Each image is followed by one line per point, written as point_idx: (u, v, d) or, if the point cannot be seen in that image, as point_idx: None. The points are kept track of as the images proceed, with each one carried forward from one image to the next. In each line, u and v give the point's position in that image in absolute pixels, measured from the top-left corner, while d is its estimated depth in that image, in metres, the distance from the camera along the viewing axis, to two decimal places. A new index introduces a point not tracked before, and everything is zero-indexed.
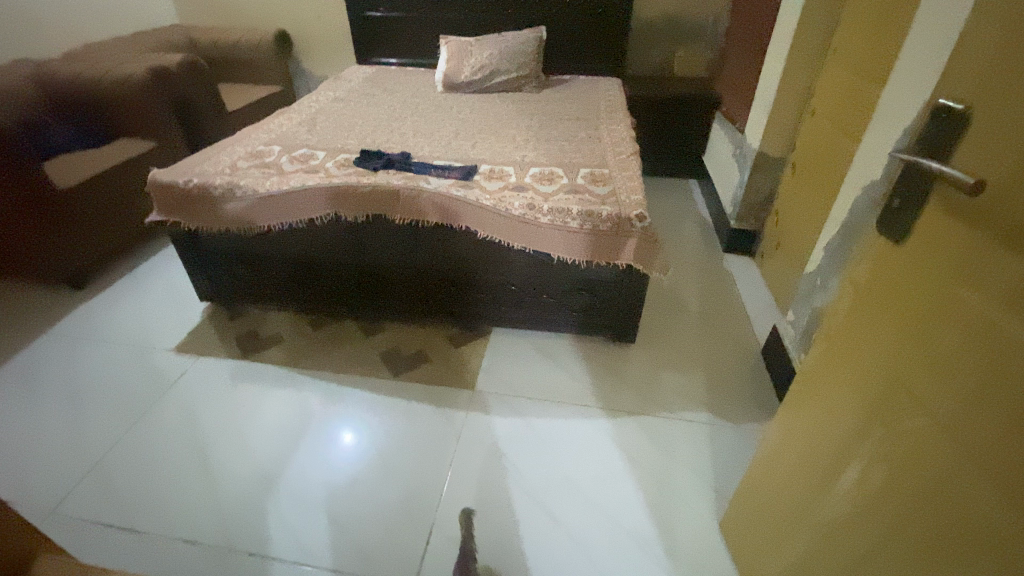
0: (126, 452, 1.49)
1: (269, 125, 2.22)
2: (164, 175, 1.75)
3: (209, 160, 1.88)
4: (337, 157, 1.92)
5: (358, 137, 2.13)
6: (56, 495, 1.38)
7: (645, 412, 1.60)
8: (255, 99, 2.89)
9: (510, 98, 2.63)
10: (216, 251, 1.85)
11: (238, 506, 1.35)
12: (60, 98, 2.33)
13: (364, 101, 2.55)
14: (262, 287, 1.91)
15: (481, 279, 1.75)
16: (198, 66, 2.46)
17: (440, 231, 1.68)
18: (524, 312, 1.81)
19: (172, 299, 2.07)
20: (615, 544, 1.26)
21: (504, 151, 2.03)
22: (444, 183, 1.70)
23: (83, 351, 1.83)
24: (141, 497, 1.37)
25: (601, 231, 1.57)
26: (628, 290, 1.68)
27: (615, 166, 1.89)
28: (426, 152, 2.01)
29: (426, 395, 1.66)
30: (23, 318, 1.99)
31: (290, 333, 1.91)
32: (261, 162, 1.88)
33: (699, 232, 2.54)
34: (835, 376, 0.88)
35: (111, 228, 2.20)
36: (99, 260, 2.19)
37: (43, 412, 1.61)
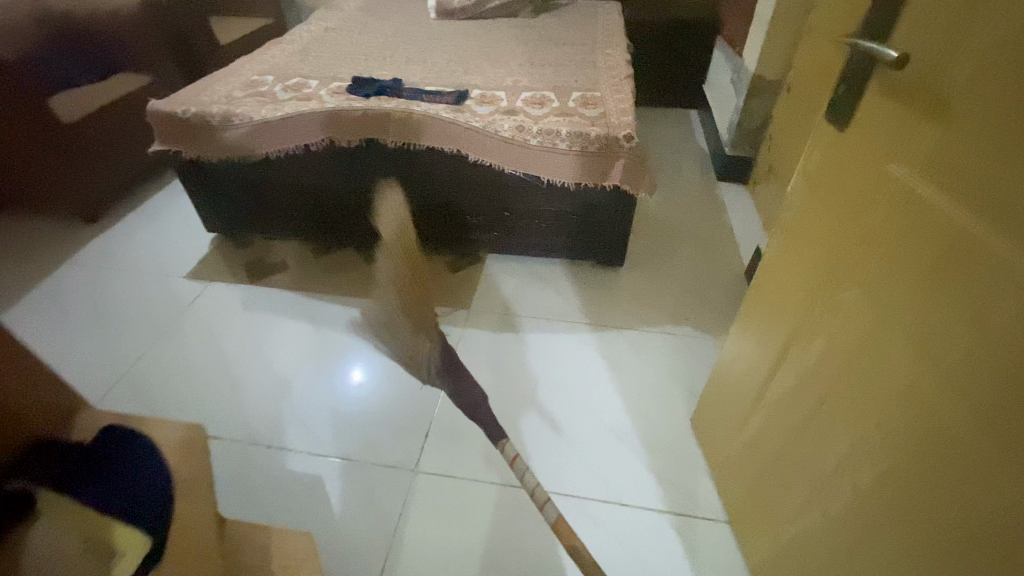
0: (149, 366, 1.62)
1: (263, 55, 2.22)
2: (163, 104, 1.78)
3: (203, 89, 1.89)
4: (331, 85, 1.93)
5: (351, 65, 2.13)
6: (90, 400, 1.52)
7: (630, 327, 1.69)
8: (247, 32, 2.86)
9: (505, 24, 2.57)
10: (217, 181, 1.90)
11: (256, 408, 1.49)
12: None
13: (357, 29, 2.52)
14: (264, 217, 1.98)
15: (474, 204, 1.80)
16: None
17: (434, 155, 1.70)
18: (516, 237, 1.87)
19: (181, 229, 2.16)
20: (597, 439, 1.39)
21: (497, 77, 2.02)
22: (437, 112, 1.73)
23: (102, 277, 1.94)
24: (169, 401, 1.51)
25: (591, 151, 1.61)
26: (617, 212, 1.73)
27: (609, 89, 1.90)
28: (420, 79, 2.01)
29: None
30: (42, 251, 2.09)
31: (295, 260, 2.01)
32: (256, 91, 1.89)
33: (694, 160, 2.54)
34: (786, 265, 0.96)
35: (120, 162, 2.26)
36: (110, 195, 2.27)
37: (72, 333, 1.73)
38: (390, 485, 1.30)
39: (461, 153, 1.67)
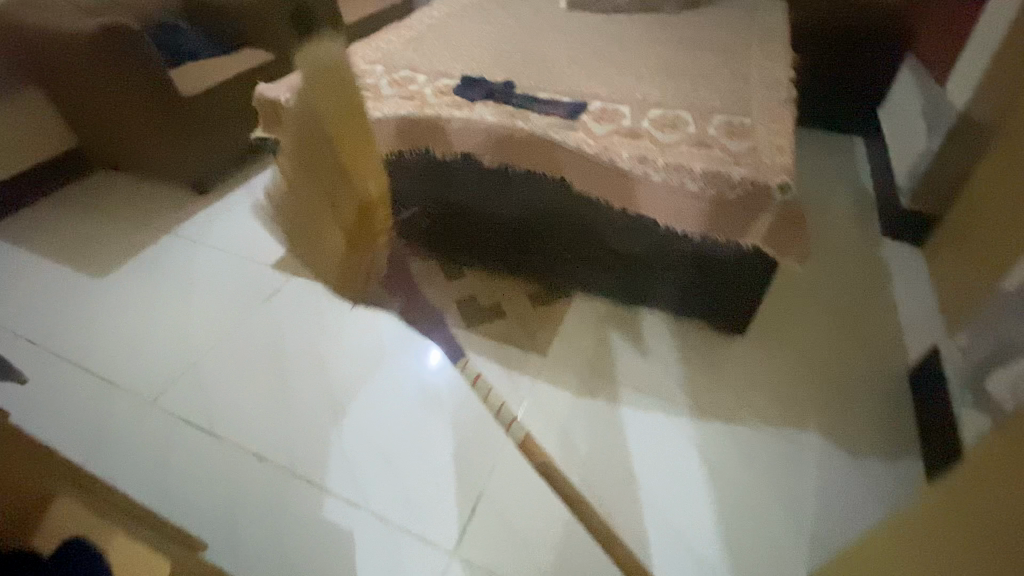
0: (219, 359, 1.59)
1: (378, 41, 2.10)
2: (269, 90, 1.72)
3: (309, 76, 1.81)
4: (438, 83, 1.77)
5: (464, 58, 1.94)
6: (157, 387, 1.52)
7: (742, 422, 1.37)
8: (372, 13, 2.79)
9: (642, 20, 2.24)
10: None
11: (304, 431, 1.39)
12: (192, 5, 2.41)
13: (478, 17, 2.33)
14: None
15: (572, 238, 1.55)
16: None
17: (534, 179, 1.47)
18: (615, 282, 1.60)
19: None
20: (673, 562, 1.15)
21: (623, 87, 1.73)
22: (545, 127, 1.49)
23: (198, 254, 1.98)
24: (226, 404, 1.47)
25: (727, 199, 1.28)
26: (749, 275, 1.38)
27: (762, 115, 1.52)
28: (535, 82, 1.78)
29: (496, 355, 1.59)
30: (155, 216, 2.18)
31: None
32: (361, 82, 1.78)
33: (851, 206, 2.08)
34: (987, 495, 0.62)
35: (233, 137, 2.29)
36: (221, 168, 2.32)
37: (160, 309, 1.76)
38: (421, 565, 1.13)
39: (566, 182, 1.43)
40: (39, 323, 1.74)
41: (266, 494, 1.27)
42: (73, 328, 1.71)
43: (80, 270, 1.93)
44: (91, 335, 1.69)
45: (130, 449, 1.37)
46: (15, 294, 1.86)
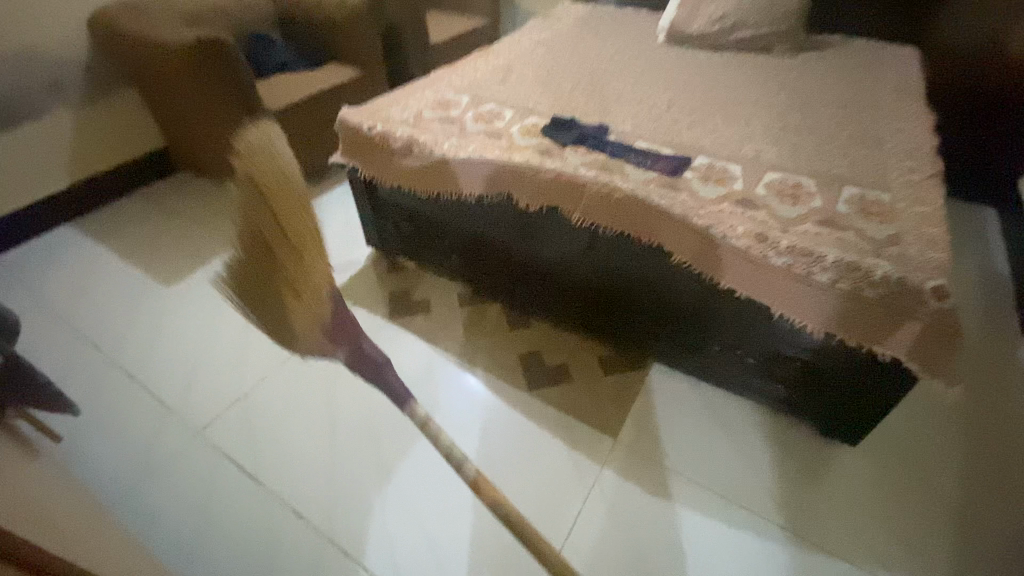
0: (270, 392, 1.53)
1: (466, 67, 2.02)
2: (353, 115, 1.66)
3: (394, 102, 1.74)
4: (526, 121, 1.65)
5: (555, 94, 1.82)
6: (206, 416, 1.47)
7: (842, 558, 1.17)
8: (458, 34, 2.74)
9: (751, 61, 2.04)
10: (387, 204, 1.75)
11: (349, 492, 1.31)
12: (287, 19, 2.42)
13: (571, 47, 2.21)
14: (422, 249, 1.80)
15: (661, 311, 1.37)
16: None
17: (627, 244, 1.32)
18: (703, 362, 1.41)
19: (346, 236, 2.10)
20: None
21: (730, 140, 1.54)
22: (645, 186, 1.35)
23: None
24: (271, 447, 1.40)
25: (864, 298, 1.08)
26: (874, 385, 1.17)
27: (904, 192, 1.30)
28: (631, 127, 1.62)
29: (556, 427, 1.43)
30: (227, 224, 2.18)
31: (439, 303, 1.81)
32: (446, 114, 1.68)
33: (984, 294, 1.79)
34: None
35: (311, 152, 2.27)
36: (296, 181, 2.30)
37: (219, 327, 1.73)
38: None
39: (664, 252, 1.26)
40: (104, 328, 1.74)
41: (303, 565, 1.19)
42: (134, 337, 1.70)
43: (151, 274, 1.95)
44: (150, 347, 1.67)
45: (169, 485, 1.32)
46: (86, 293, 1.88)
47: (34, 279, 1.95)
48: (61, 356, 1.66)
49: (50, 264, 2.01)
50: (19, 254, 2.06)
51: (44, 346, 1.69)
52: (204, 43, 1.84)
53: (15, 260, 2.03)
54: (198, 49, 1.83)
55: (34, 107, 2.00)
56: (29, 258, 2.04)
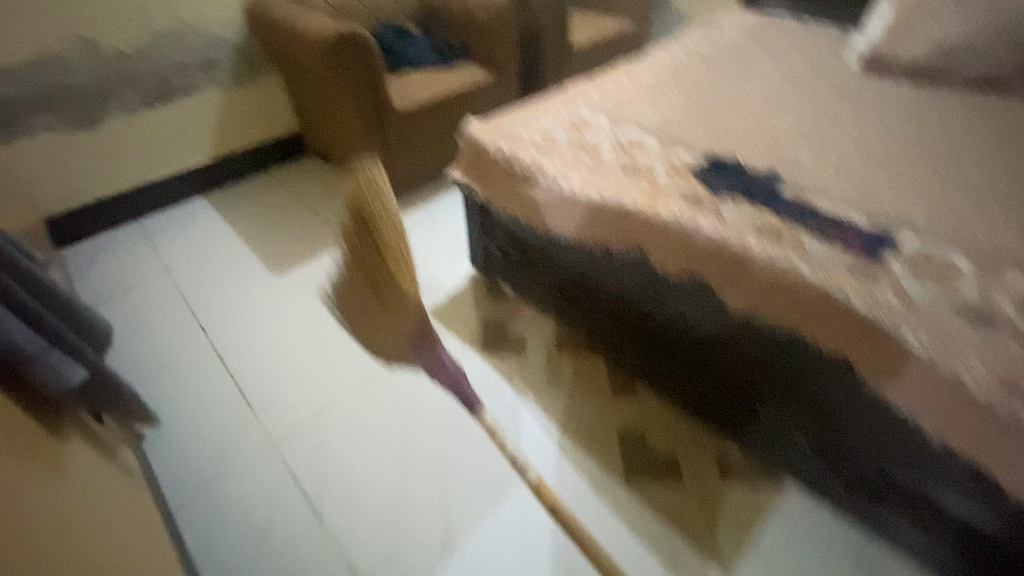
0: (347, 414, 1.45)
1: (609, 81, 1.78)
2: (479, 132, 1.53)
3: (524, 117, 1.56)
4: (675, 156, 1.39)
5: (713, 125, 1.53)
6: (283, 429, 1.42)
7: None
8: (600, 38, 2.50)
9: (978, 103, 1.59)
10: (501, 230, 1.60)
11: (409, 560, 1.18)
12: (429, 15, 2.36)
13: (734, 65, 1.89)
14: (528, 281, 1.61)
15: (823, 434, 1.07)
16: None
17: (788, 341, 1.06)
18: (866, 507, 1.10)
19: (452, 250, 1.99)
20: None
21: (949, 215, 1.17)
22: (822, 272, 1.05)
23: None
24: (339, 482, 1.31)
25: None
26: None
27: None
28: (809, 179, 1.30)
29: (653, 536, 1.18)
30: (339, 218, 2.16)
31: (538, 344, 1.62)
32: (581, 137, 1.47)
33: None
34: None
35: (432, 154, 2.19)
36: (412, 182, 2.23)
37: (313, 329, 1.69)
38: None
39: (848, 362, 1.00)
40: (212, 310, 1.77)
41: None
42: (234, 325, 1.71)
43: (264, 260, 1.97)
44: (246, 338, 1.66)
45: (237, 502, 1.29)
46: (204, 270, 1.94)
47: (164, 248, 2.05)
48: (171, 332, 1.71)
49: (180, 235, 2.11)
50: (156, 220, 2.18)
51: (158, 320, 1.75)
52: (342, 39, 1.79)
53: (151, 225, 2.16)
54: (336, 45, 1.79)
55: (188, 84, 2.09)
56: (163, 225, 2.16)
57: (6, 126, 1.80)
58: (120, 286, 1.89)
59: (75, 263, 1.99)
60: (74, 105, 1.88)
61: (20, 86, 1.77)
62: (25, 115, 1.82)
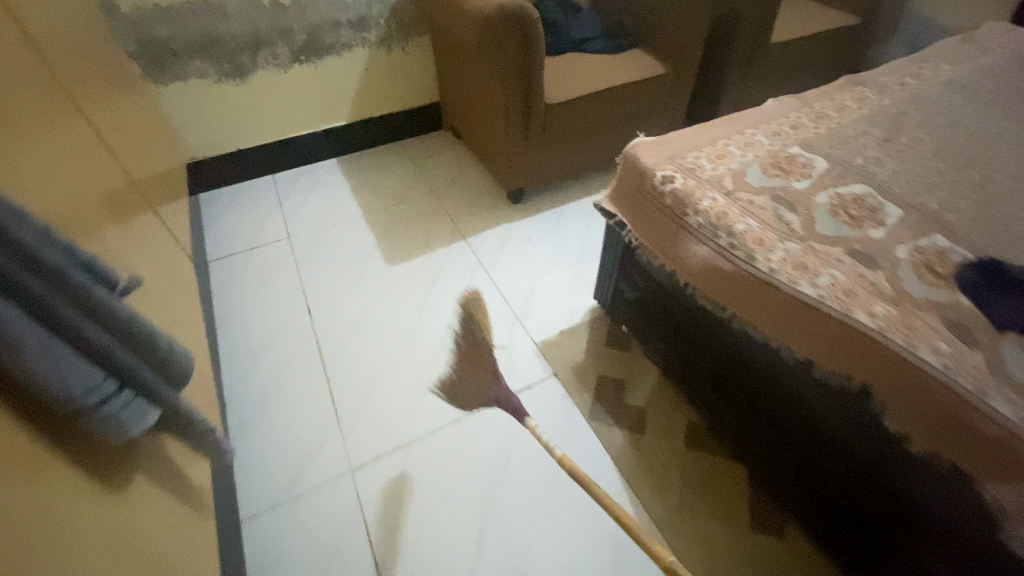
0: (434, 454, 1.33)
1: (822, 108, 1.38)
2: (651, 158, 1.20)
3: (708, 145, 1.23)
4: (918, 240, 1.00)
5: (973, 200, 1.12)
6: (367, 452, 1.33)
7: None
8: (805, 40, 2.04)
9: None
10: (643, 279, 1.31)
11: None
12: None
13: (1004, 109, 1.40)
14: (662, 347, 1.33)
15: None
16: None
17: (946, 496, 0.81)
18: None
19: (574, 274, 1.74)
20: None
21: None
22: None
23: (474, 284, 1.73)
24: (415, 533, 1.20)
25: None
26: None
27: None
28: None
29: None
30: (459, 210, 1.99)
31: (659, 420, 1.33)
32: (784, 185, 1.11)
33: None
34: None
35: (573, 155, 1.92)
36: (544, 183, 1.98)
37: (414, 343, 1.57)
38: None
39: (963, 474, 0.78)
40: (322, 294, 1.71)
41: None
42: (338, 318, 1.64)
43: (378, 244, 1.88)
44: (347, 337, 1.59)
45: (308, 522, 1.21)
46: (321, 244, 1.88)
47: (288, 209, 2.02)
48: (277, 308, 1.67)
49: (305, 198, 2.07)
50: (288, 177, 2.16)
51: (269, 291, 1.72)
52: (507, 17, 1.49)
53: (283, 182, 2.15)
54: (499, 25, 1.50)
55: (339, 42, 1.98)
56: (290, 186, 2.13)
57: (166, 69, 1.79)
58: (241, 244, 1.89)
59: (208, 209, 2.02)
60: (229, 54, 1.85)
61: (183, 28, 1.74)
62: (183, 59, 1.80)
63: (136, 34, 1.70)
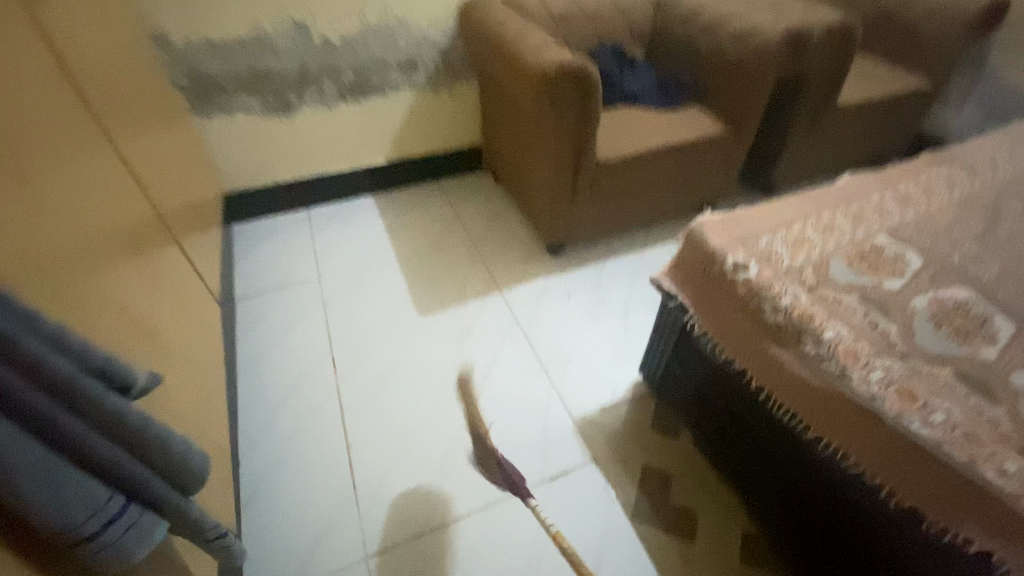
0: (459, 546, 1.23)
1: (907, 187, 1.26)
2: (720, 241, 1.09)
3: (783, 227, 1.11)
4: None
5: None
6: (390, 534, 1.24)
7: None
8: (872, 103, 1.93)
9: None
10: (702, 366, 1.19)
11: None
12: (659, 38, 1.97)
13: None
14: (718, 442, 1.21)
15: None
16: (844, 32, 1.70)
17: None
18: None
19: (616, 340, 1.62)
20: None
21: None
22: None
23: (509, 343, 1.63)
24: None
25: None
26: None
27: None
28: None
29: None
30: (496, 259, 1.90)
31: (708, 527, 1.20)
32: (872, 283, 1.00)
33: None
34: None
35: (620, 211, 1.83)
36: (586, 237, 1.89)
37: (443, 407, 1.48)
38: None
39: None
40: (349, 344, 1.63)
41: None
42: (364, 373, 1.55)
43: (411, 291, 1.80)
44: (373, 396, 1.50)
45: None
46: (352, 287, 1.81)
47: (322, 247, 1.97)
48: (301, 357, 1.59)
49: (339, 236, 2.01)
50: (323, 212, 2.11)
51: (295, 336, 1.65)
52: (567, 78, 1.44)
53: (318, 217, 2.09)
54: (558, 84, 1.44)
55: (387, 82, 1.94)
56: (325, 222, 2.07)
57: (212, 101, 1.77)
58: (271, 281, 1.82)
59: (241, 241, 1.97)
60: (276, 89, 1.82)
61: (233, 63, 1.72)
62: (230, 92, 1.77)
63: (186, 66, 1.68)
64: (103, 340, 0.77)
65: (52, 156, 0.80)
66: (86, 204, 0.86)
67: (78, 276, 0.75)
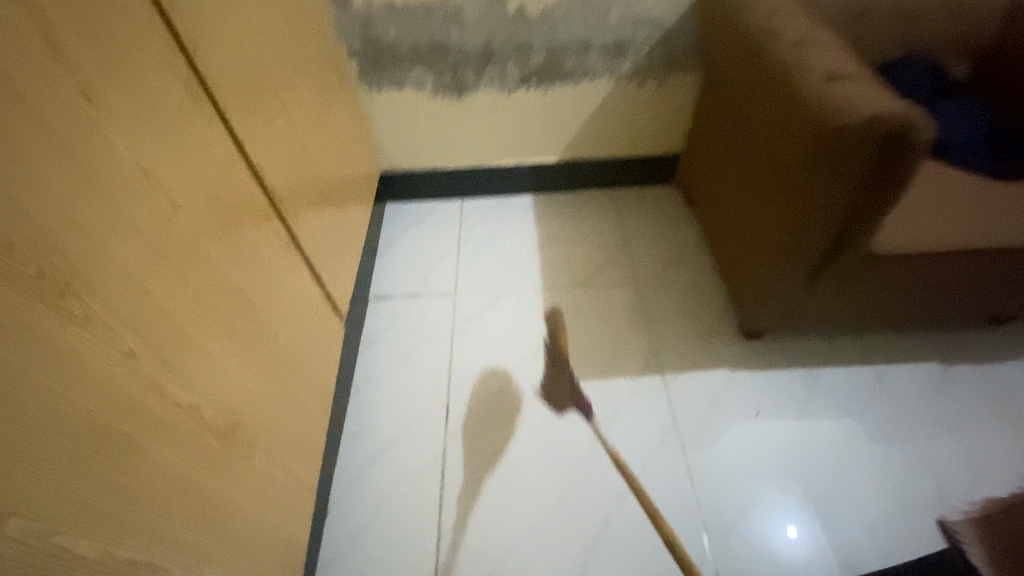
0: None
1: None
2: None
3: None
4: None
5: None
6: None
7: None
8: None
9: None
10: None
11: None
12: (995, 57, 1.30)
13: None
14: None
15: None
16: None
17: None
18: None
19: (815, 504, 1.16)
20: None
21: None
22: None
23: (661, 457, 1.25)
24: None
25: None
26: None
27: None
28: None
29: None
30: (668, 325, 1.48)
31: None
32: None
33: None
34: None
35: (872, 313, 1.27)
36: (802, 330, 1.37)
37: (559, 521, 1.19)
38: None
39: None
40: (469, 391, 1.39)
41: None
42: (478, 438, 1.31)
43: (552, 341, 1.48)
44: (481, 472, 1.26)
45: None
46: (487, 316, 1.54)
47: (466, 253, 1.71)
48: (417, 395, 1.39)
49: (487, 244, 1.73)
50: (477, 208, 1.84)
51: (416, 364, 1.46)
52: (874, 134, 0.91)
53: (470, 213, 1.83)
54: (856, 141, 0.92)
55: (584, 68, 1.53)
56: (476, 221, 1.80)
57: (383, 74, 1.54)
58: (406, 284, 1.64)
59: (388, 226, 1.81)
60: (453, 66, 1.52)
61: (412, 33, 1.44)
62: (404, 66, 1.52)
63: (363, 33, 1.44)
64: (95, 534, 0.52)
65: (134, 222, 0.60)
66: (171, 277, 0.66)
67: (104, 414, 0.53)
